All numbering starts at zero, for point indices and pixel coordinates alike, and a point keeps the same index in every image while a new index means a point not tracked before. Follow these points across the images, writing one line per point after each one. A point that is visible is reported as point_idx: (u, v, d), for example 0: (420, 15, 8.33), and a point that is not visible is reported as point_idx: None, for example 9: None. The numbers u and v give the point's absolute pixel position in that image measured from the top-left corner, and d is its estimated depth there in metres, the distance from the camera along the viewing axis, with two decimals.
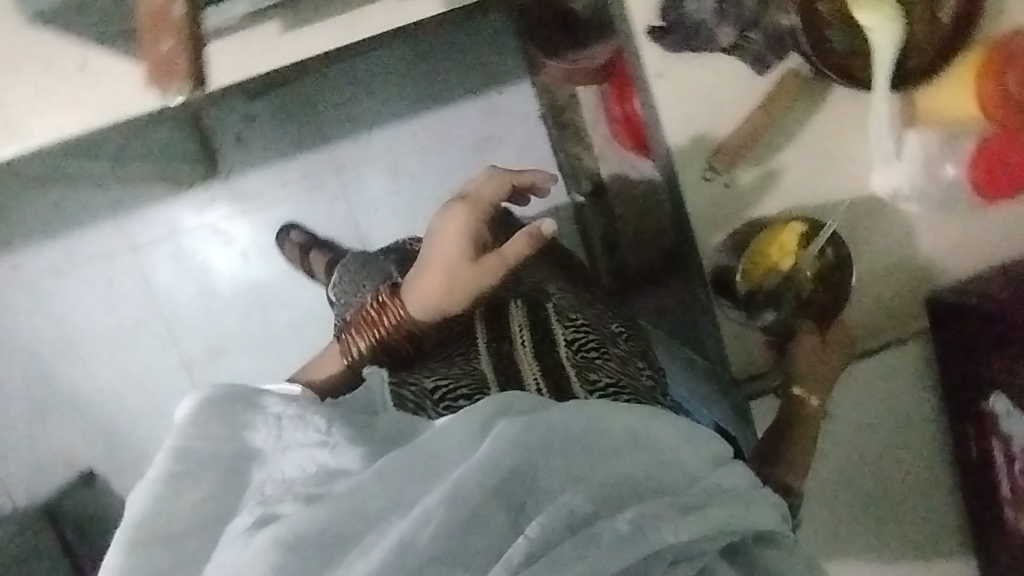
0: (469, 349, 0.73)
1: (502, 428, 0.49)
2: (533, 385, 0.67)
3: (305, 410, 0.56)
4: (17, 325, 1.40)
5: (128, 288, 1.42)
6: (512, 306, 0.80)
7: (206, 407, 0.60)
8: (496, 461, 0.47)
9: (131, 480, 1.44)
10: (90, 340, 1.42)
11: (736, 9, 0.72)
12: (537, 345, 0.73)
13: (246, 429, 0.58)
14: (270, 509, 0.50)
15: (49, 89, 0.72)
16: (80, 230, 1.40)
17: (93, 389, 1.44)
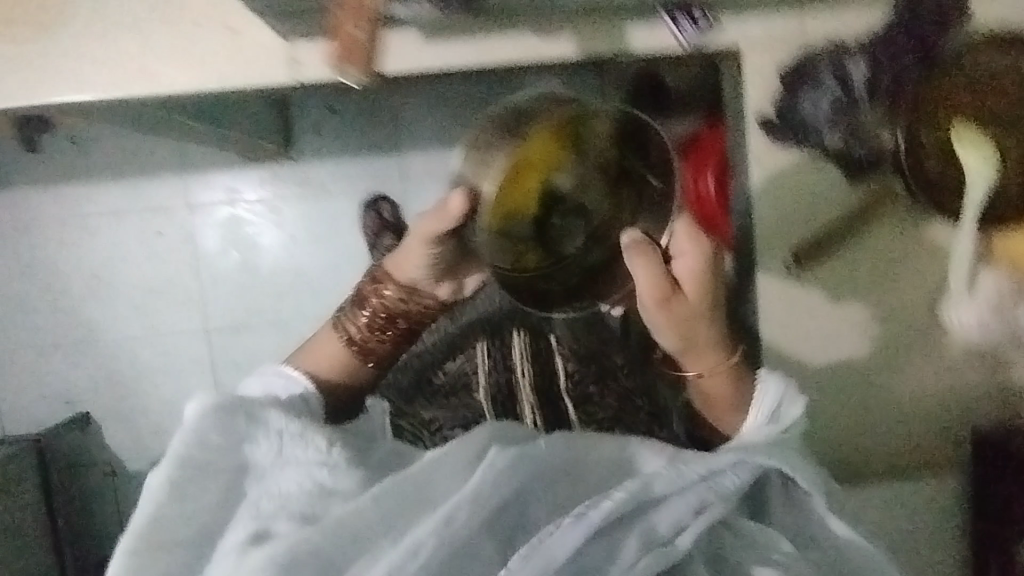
0: (471, 382, 0.87)
1: (492, 458, 0.54)
2: (530, 420, 0.82)
3: (307, 429, 0.59)
4: (54, 258, 1.41)
5: (171, 246, 1.43)
6: (515, 337, 0.90)
7: (210, 417, 0.58)
8: (479, 491, 0.52)
9: (129, 433, 1.45)
10: (122, 288, 1.43)
11: (849, 119, 0.76)
12: (537, 378, 0.85)
13: (246, 443, 0.58)
14: (263, 525, 0.53)
15: (179, 38, 0.71)
16: (143, 177, 1.42)
17: (112, 336, 1.44)
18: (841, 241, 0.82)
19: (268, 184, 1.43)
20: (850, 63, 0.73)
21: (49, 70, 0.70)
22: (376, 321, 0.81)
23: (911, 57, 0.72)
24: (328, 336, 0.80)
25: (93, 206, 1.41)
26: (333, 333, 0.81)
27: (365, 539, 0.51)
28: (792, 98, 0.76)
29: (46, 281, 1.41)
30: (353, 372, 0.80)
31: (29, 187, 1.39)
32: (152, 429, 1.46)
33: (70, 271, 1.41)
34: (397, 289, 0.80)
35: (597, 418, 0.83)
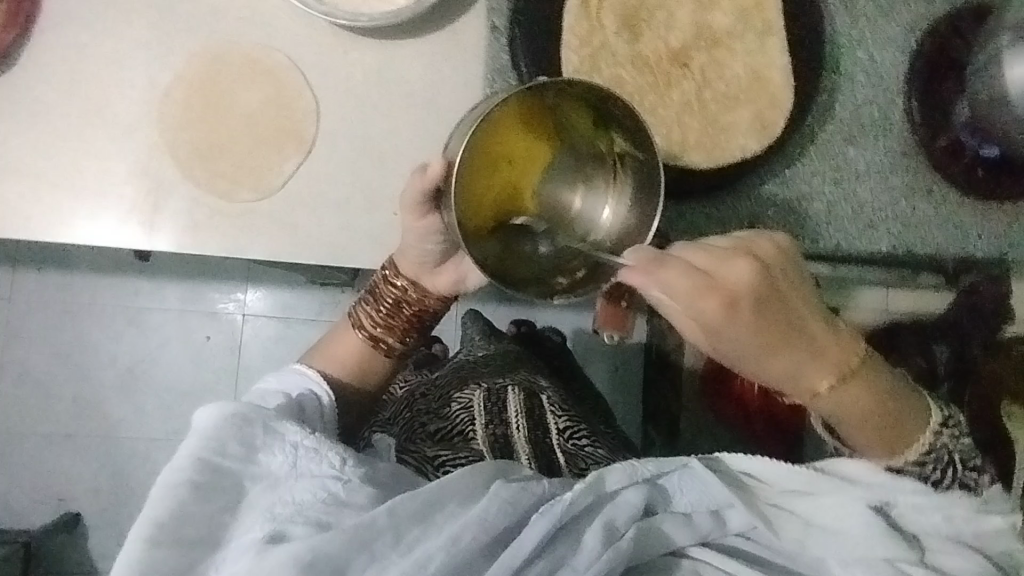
0: (466, 430, 0.65)
1: (495, 488, 0.48)
2: (524, 460, 0.63)
3: (324, 442, 0.51)
4: (95, 346, 1.34)
5: (211, 351, 1.36)
6: (510, 391, 0.72)
7: (226, 426, 0.51)
8: (483, 520, 0.47)
9: (114, 543, 1.32)
10: (150, 385, 1.35)
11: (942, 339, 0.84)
12: (532, 433, 0.66)
13: (261, 451, 0.51)
14: (281, 526, 0.47)
15: (369, 220, 0.76)
16: (205, 282, 1.36)
17: (125, 434, 1.34)
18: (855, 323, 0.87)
19: (327, 311, 1.37)
20: (932, 346, 0.84)
21: (246, 227, 0.76)
22: (394, 309, 0.69)
23: (975, 344, 0.84)
24: (346, 330, 0.69)
25: (147, 303, 1.35)
26: (354, 328, 0.69)
27: (367, 540, 0.45)
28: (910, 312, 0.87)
29: (76, 369, 1.34)
30: (368, 363, 0.69)
31: (84, 273, 1.34)
32: None
33: (104, 363, 1.34)
34: (412, 279, 0.68)
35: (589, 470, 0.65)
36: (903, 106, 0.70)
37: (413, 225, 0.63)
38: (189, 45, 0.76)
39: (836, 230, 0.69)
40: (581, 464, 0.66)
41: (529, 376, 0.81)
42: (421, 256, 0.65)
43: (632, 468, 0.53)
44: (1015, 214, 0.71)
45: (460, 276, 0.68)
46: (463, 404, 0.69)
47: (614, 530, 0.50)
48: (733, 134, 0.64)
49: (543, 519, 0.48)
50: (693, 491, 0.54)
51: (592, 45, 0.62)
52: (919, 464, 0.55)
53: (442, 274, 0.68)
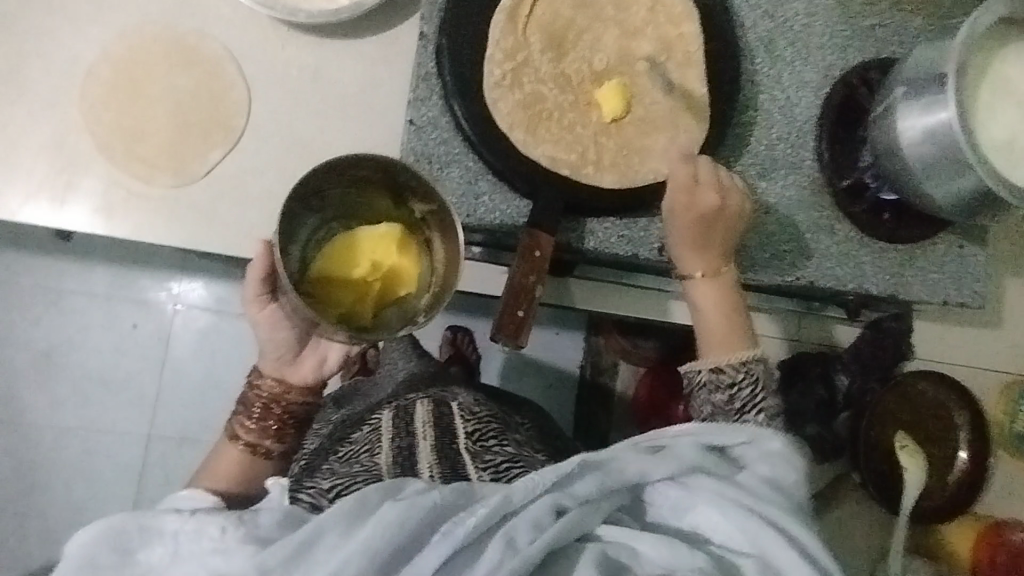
0: (372, 445, 0.59)
1: (381, 512, 0.45)
2: (427, 473, 0.54)
3: (204, 518, 0.47)
4: (2, 326, 1.24)
5: (133, 339, 1.27)
6: (416, 404, 0.64)
7: (101, 539, 0.47)
8: (367, 549, 0.44)
9: (10, 537, 1.21)
10: (63, 371, 1.25)
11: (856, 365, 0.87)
12: (440, 440, 0.58)
13: (136, 554, 0.47)
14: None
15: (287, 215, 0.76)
16: (133, 267, 1.28)
17: (31, 422, 1.23)
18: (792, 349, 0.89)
19: None
20: (834, 375, 0.87)
21: (162, 214, 0.74)
22: (265, 412, 0.64)
23: (873, 379, 0.87)
24: (223, 448, 0.64)
25: (73, 284, 1.26)
26: (232, 440, 0.64)
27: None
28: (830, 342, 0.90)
29: None
30: (251, 472, 0.64)
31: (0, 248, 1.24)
32: (44, 536, 1.22)
33: (18, 346, 1.24)
34: (275, 377, 0.64)
35: (499, 467, 0.57)
36: (813, 146, 0.75)
37: (258, 323, 0.62)
38: (121, 25, 0.76)
39: (743, 258, 0.72)
40: (489, 463, 0.58)
41: (442, 383, 0.74)
42: (277, 349, 0.63)
43: (531, 478, 0.49)
44: (909, 255, 0.76)
45: (321, 359, 0.64)
46: (372, 427, 0.63)
47: (517, 541, 0.46)
48: (647, 157, 0.66)
49: (442, 541, 0.45)
50: (585, 477, 0.50)
51: (515, 60, 0.64)
52: (733, 371, 0.63)
53: (303, 363, 0.64)
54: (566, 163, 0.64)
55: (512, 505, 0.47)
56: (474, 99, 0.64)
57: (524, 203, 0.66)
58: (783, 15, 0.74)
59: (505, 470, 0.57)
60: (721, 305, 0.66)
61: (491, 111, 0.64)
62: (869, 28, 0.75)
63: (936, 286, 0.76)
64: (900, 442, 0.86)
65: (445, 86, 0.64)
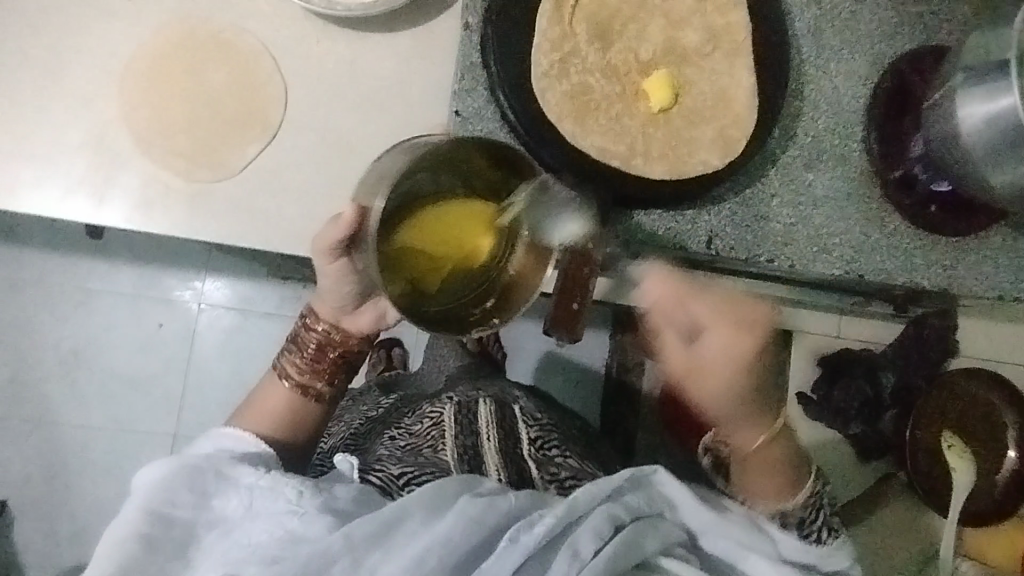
0: (436, 438, 0.61)
1: (461, 506, 0.47)
2: (494, 473, 0.58)
3: (278, 479, 0.52)
4: (32, 326, 1.24)
5: (160, 338, 1.27)
6: (479, 402, 0.68)
7: (180, 477, 0.52)
8: (449, 540, 0.47)
9: (40, 537, 1.21)
10: (92, 371, 1.25)
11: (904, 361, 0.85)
12: (504, 444, 0.62)
13: (213, 497, 0.52)
14: (231, 566, 0.48)
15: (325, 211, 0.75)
16: (159, 266, 1.27)
17: (60, 422, 1.23)
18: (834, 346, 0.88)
19: (287, 306, 1.30)
20: (877, 373, 0.85)
21: (199, 209, 0.74)
22: (318, 353, 0.66)
23: (918, 376, 0.85)
24: (269, 384, 0.66)
25: (99, 284, 1.26)
26: (282, 380, 0.66)
27: (323, 567, 0.46)
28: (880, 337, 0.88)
29: (14, 349, 1.23)
30: (298, 411, 0.65)
31: (29, 249, 1.24)
32: (74, 535, 1.22)
33: (46, 345, 1.24)
34: (332, 323, 0.66)
35: (561, 478, 0.61)
36: (860, 137, 0.73)
37: (325, 272, 0.63)
38: (158, 21, 0.75)
39: (792, 252, 0.71)
40: (552, 472, 0.61)
41: (503, 386, 0.78)
42: (340, 298, 0.65)
43: (589, 489, 0.51)
44: (961, 248, 0.73)
45: (381, 313, 0.67)
46: (432, 419, 0.64)
47: (582, 551, 0.48)
48: (696, 148, 0.65)
49: (512, 548, 0.47)
50: (649, 500, 0.53)
51: (562, 50, 0.63)
52: (802, 509, 0.59)
53: (361, 314, 0.66)
54: (615, 155, 0.63)
55: (579, 510, 0.49)
56: (519, 90, 0.63)
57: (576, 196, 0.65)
58: (830, 3, 0.73)
59: (568, 482, 0.60)
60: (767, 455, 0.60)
61: (538, 102, 0.63)
62: (919, 15, 0.73)
63: (990, 279, 0.74)
64: (947, 438, 0.82)
65: (491, 78, 0.63)
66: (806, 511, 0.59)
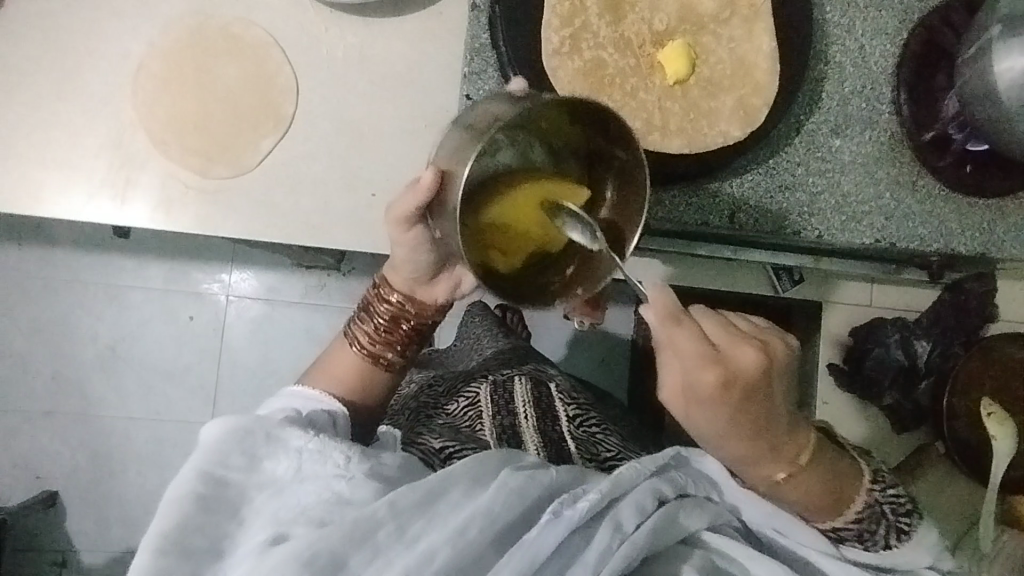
0: (474, 419, 0.62)
1: (504, 478, 0.47)
2: (532, 450, 0.58)
3: (328, 442, 0.50)
4: (70, 324, 1.28)
5: (192, 330, 1.29)
6: (517, 381, 0.68)
7: (230, 437, 0.50)
8: (489, 512, 0.46)
9: (93, 523, 1.26)
10: (129, 364, 1.28)
11: (944, 326, 0.81)
12: (542, 421, 0.62)
13: (263, 459, 0.50)
14: (284, 527, 0.47)
15: (341, 201, 0.75)
16: (186, 260, 1.29)
17: (104, 414, 1.27)
18: (870, 314, 0.85)
19: (312, 294, 1.32)
20: (912, 341, 0.82)
21: (219, 205, 0.74)
22: (392, 325, 0.65)
23: (956, 343, 0.82)
24: (342, 348, 0.66)
25: (130, 280, 1.28)
26: (348, 343, 0.66)
27: (367, 534, 0.44)
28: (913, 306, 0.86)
29: (54, 347, 1.27)
30: (369, 380, 0.65)
31: (62, 250, 1.27)
32: (124, 521, 1.27)
33: (84, 341, 1.28)
34: (405, 293, 0.65)
35: (602, 457, 0.61)
36: (891, 97, 0.69)
37: (401, 238, 0.61)
38: (168, 19, 0.75)
39: (819, 223, 0.68)
40: (592, 450, 0.61)
41: (539, 367, 0.79)
42: (415, 268, 0.63)
43: (635, 468, 0.50)
44: (1000, 210, 0.70)
45: (456, 283, 0.65)
46: (469, 400, 0.65)
47: (625, 525, 0.48)
48: (716, 120, 0.62)
49: (555, 522, 0.46)
50: (691, 474, 0.53)
51: (573, 25, 0.61)
52: (858, 522, 0.53)
53: (438, 285, 0.65)
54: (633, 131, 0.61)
55: (625, 485, 0.49)
56: (533, 70, 0.62)
57: None
58: None
59: (608, 462, 0.60)
60: (799, 467, 0.51)
61: (550, 80, 0.61)
62: None
63: None
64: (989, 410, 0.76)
65: (502, 58, 0.62)
66: (859, 527, 0.53)
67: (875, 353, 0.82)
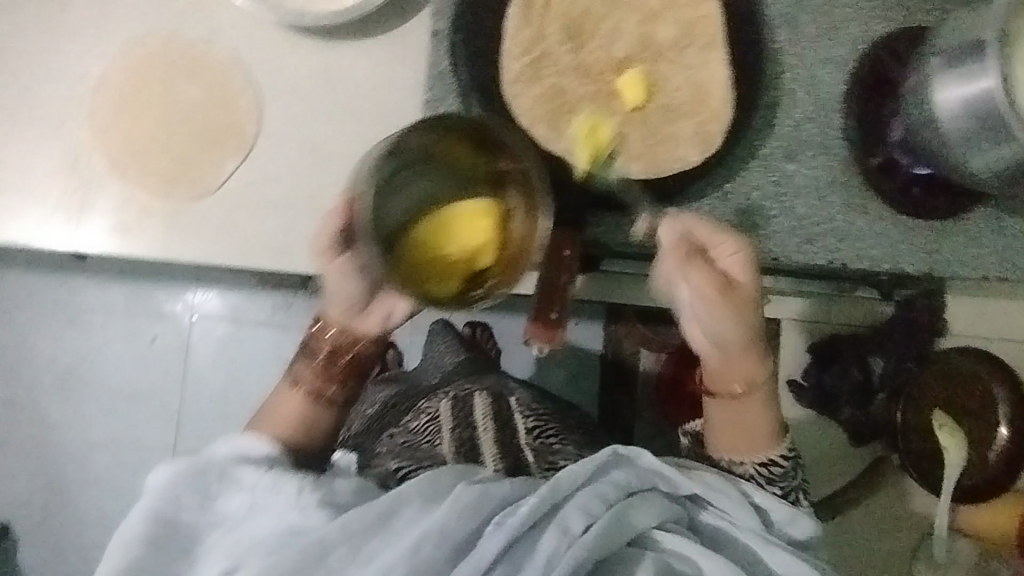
0: (433, 432, 0.62)
1: (459, 492, 0.47)
2: (490, 463, 0.58)
3: (281, 475, 0.50)
4: (27, 348, 1.24)
5: (156, 351, 1.26)
6: (476, 395, 0.69)
7: (181, 478, 0.50)
8: (443, 528, 0.46)
9: (51, 553, 1.21)
10: (89, 388, 1.24)
11: (900, 340, 0.83)
12: (501, 434, 0.63)
13: (216, 497, 0.50)
14: (236, 562, 0.47)
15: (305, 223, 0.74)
16: (148, 281, 1.26)
17: (63, 440, 1.23)
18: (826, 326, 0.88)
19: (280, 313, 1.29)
20: (867, 357, 0.84)
21: (183, 228, 0.73)
22: (330, 359, 0.67)
23: (908, 359, 0.84)
24: (284, 391, 0.66)
25: (90, 302, 1.25)
26: (292, 386, 0.66)
27: (320, 557, 0.45)
28: (870, 322, 0.87)
29: (10, 372, 1.23)
30: (315, 418, 0.66)
31: (19, 272, 1.23)
32: (82, 551, 1.22)
33: (41, 366, 1.24)
34: (340, 327, 0.66)
35: (560, 464, 0.60)
36: (841, 123, 0.72)
37: (329, 272, 0.62)
38: (128, 42, 0.74)
39: (774, 245, 0.71)
40: (550, 459, 0.61)
41: (500, 380, 0.78)
42: (344, 300, 0.64)
43: (575, 470, 0.49)
44: (947, 231, 0.73)
45: (389, 311, 0.64)
46: (430, 415, 0.65)
47: (573, 529, 0.47)
48: (675, 146, 0.64)
49: (497, 531, 0.46)
50: (634, 470, 0.51)
51: (533, 54, 0.63)
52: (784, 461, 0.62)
53: (371, 314, 0.65)
54: (591, 158, 0.63)
55: (565, 491, 0.48)
56: (494, 98, 0.63)
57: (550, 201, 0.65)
58: None
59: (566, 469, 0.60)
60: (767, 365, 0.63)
61: (511, 107, 0.62)
62: None
63: (978, 262, 0.73)
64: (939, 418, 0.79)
65: (464, 85, 0.63)
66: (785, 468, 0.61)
67: (830, 366, 0.85)
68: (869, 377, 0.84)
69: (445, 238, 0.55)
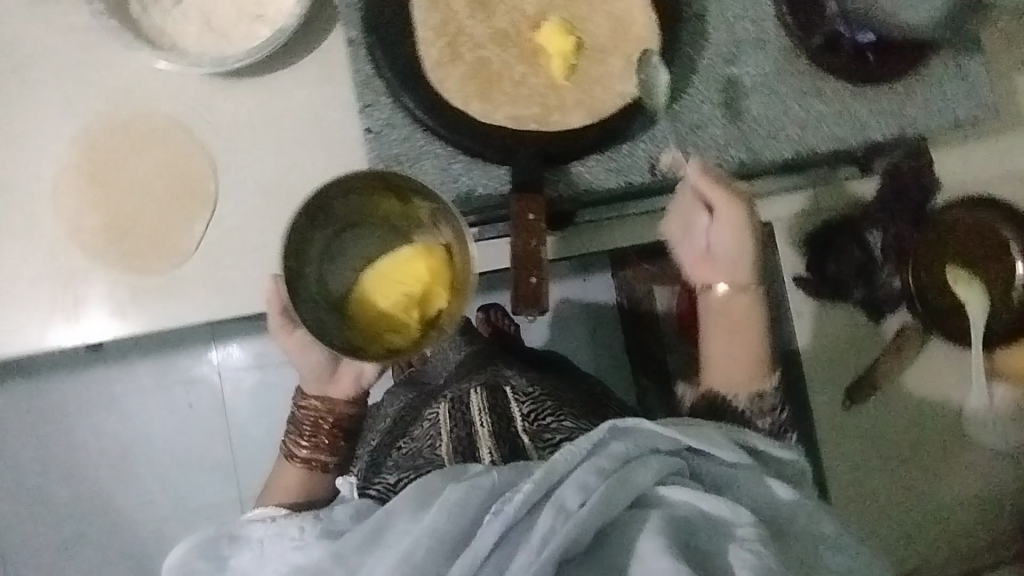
0: (433, 436, 0.64)
1: (443, 495, 0.48)
2: (486, 455, 0.60)
3: (283, 523, 0.55)
4: (75, 444, 1.29)
5: (196, 415, 1.31)
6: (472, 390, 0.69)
7: (197, 544, 0.56)
8: (433, 531, 0.47)
9: None
10: (144, 466, 1.29)
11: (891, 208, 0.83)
12: (499, 425, 0.63)
13: (229, 556, 0.56)
14: None
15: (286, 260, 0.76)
16: (170, 351, 1.30)
17: (130, 520, 1.29)
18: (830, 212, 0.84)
19: None
20: (862, 235, 0.83)
21: (170, 297, 0.75)
22: (315, 427, 0.74)
23: (906, 224, 0.82)
24: (283, 465, 0.74)
25: (122, 386, 1.29)
26: (290, 459, 0.74)
27: None
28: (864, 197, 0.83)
29: (66, 470, 1.28)
30: (313, 482, 0.73)
31: (49, 375, 1.28)
32: None
33: (94, 456, 1.29)
34: (318, 398, 0.74)
35: (557, 440, 0.62)
36: (774, 13, 0.71)
37: (295, 347, 0.73)
38: (75, 133, 0.76)
39: (738, 149, 0.70)
40: (545, 436, 0.62)
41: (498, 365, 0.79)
42: (314, 369, 0.74)
43: (571, 451, 0.50)
44: (905, 90, 0.72)
45: (358, 373, 0.75)
46: (430, 420, 0.66)
47: (569, 505, 0.47)
48: (609, 83, 0.67)
49: (495, 520, 0.47)
50: (631, 440, 0.51)
51: (448, 37, 0.65)
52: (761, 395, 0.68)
53: (342, 378, 0.75)
54: (532, 117, 0.65)
55: (561, 470, 0.49)
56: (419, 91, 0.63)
57: (505, 169, 0.65)
58: None
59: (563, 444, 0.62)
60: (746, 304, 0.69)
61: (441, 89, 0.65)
62: None
63: (942, 110, 0.73)
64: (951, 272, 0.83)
65: (391, 83, 0.64)
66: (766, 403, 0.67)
67: (832, 249, 0.82)
68: (871, 252, 0.83)
69: (393, 293, 0.64)
